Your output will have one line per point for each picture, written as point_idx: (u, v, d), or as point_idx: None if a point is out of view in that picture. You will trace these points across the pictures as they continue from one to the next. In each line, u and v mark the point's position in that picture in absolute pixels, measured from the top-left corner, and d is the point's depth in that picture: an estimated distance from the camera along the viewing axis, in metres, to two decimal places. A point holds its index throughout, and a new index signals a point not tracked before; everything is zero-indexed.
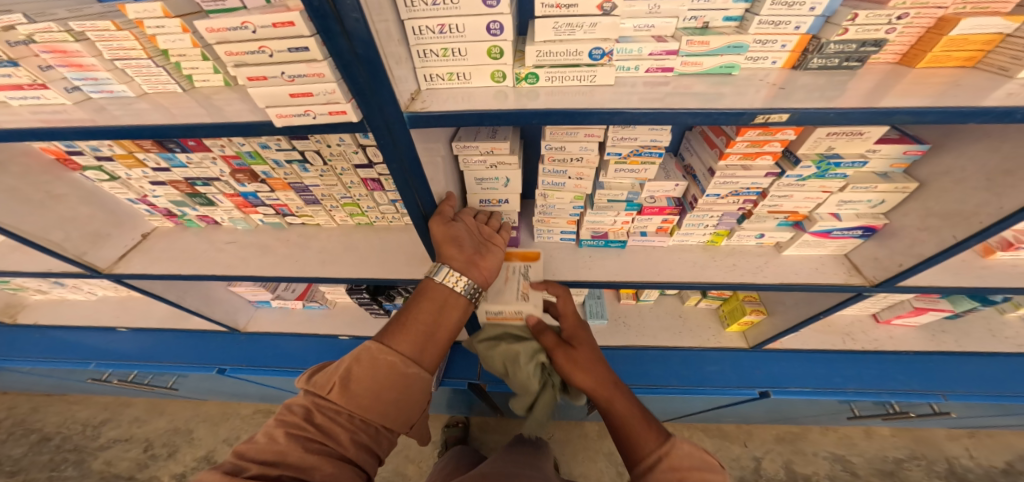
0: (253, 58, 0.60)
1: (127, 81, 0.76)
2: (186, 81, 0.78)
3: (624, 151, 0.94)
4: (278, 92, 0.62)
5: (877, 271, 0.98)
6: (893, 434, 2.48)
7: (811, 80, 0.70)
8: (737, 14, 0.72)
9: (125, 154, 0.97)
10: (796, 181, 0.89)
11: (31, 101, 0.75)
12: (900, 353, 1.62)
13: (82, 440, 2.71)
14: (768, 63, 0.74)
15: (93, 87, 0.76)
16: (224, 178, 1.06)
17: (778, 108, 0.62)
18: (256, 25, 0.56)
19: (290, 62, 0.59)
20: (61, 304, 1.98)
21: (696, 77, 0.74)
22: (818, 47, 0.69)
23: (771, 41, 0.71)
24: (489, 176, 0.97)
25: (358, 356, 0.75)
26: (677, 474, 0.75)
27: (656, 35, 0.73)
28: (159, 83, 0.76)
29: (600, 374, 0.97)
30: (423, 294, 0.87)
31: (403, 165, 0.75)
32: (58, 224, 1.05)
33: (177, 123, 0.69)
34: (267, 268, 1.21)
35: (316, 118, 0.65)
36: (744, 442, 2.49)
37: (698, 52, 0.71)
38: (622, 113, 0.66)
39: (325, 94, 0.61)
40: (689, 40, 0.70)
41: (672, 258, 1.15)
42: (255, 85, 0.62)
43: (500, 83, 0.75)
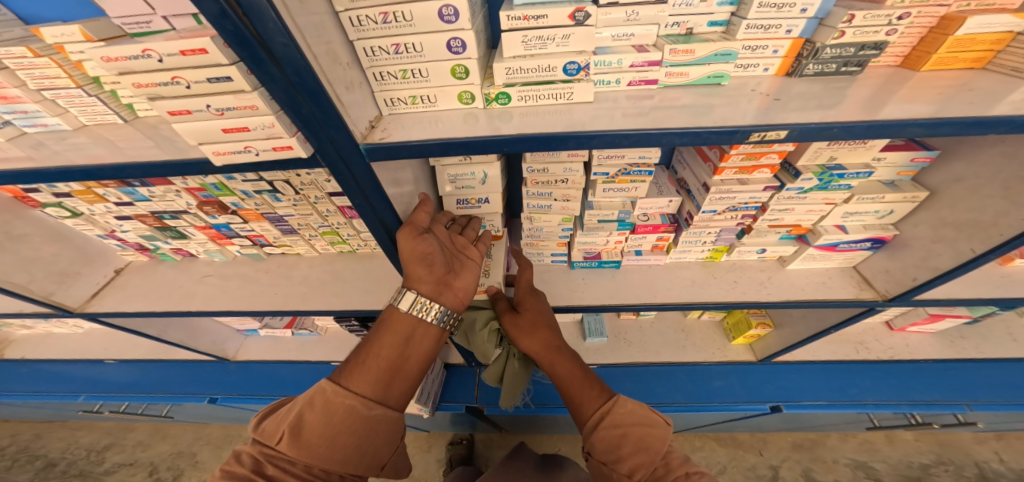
0: (168, 90, 0.54)
1: (61, 113, 0.72)
2: (127, 110, 0.74)
3: (611, 171, 0.87)
4: (210, 127, 0.57)
5: (890, 285, 0.90)
6: (916, 438, 2.36)
7: (807, 88, 0.63)
8: (723, 19, 0.66)
9: (83, 190, 0.92)
10: (798, 193, 0.81)
11: None
12: (920, 363, 1.52)
13: (86, 465, 2.68)
14: (760, 70, 0.68)
15: (24, 121, 0.71)
16: (192, 211, 1.01)
17: (774, 125, 0.56)
18: (160, 53, 0.50)
19: (213, 94, 0.54)
20: (49, 337, 1.94)
21: (683, 88, 0.68)
22: (812, 52, 0.62)
23: (762, 47, 0.64)
24: (464, 171, 0.90)
25: (312, 399, 0.70)
26: (619, 431, 0.78)
27: (637, 44, 0.66)
28: (96, 114, 0.72)
29: (549, 338, 0.94)
30: (387, 324, 0.80)
31: (368, 199, 0.70)
32: (21, 265, 1.01)
33: (115, 163, 0.64)
34: (244, 301, 1.16)
35: (259, 155, 0.60)
36: (759, 451, 2.38)
37: (683, 62, 0.65)
38: (600, 136, 0.60)
39: (264, 129, 0.56)
40: (673, 50, 0.63)
41: (670, 277, 1.09)
42: (179, 121, 0.56)
43: (469, 105, 0.69)
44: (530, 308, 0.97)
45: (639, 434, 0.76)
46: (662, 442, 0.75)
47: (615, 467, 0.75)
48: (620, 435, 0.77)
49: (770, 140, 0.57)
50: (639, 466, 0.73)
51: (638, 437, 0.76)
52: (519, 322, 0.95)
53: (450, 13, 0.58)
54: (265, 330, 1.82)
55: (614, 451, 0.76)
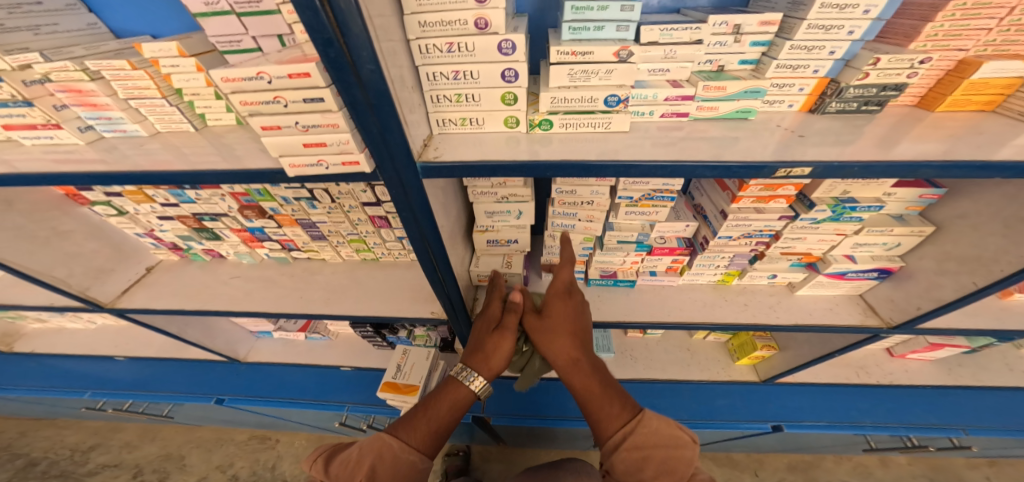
0: (268, 108, 0.61)
1: (141, 120, 0.80)
2: (199, 119, 0.83)
3: (635, 195, 0.93)
4: (292, 141, 0.64)
5: (894, 314, 0.95)
6: (909, 462, 2.40)
7: (828, 124, 0.70)
8: (753, 57, 0.72)
9: (134, 190, 0.98)
10: (811, 224, 0.86)
11: (44, 140, 0.79)
12: (918, 388, 1.57)
13: (69, 466, 2.63)
14: (784, 106, 0.74)
15: (107, 126, 0.80)
16: (232, 214, 1.07)
17: (799, 162, 0.61)
18: (271, 76, 0.58)
19: (304, 113, 0.60)
20: (58, 331, 1.98)
21: (712, 121, 0.74)
22: (836, 91, 0.69)
23: (788, 85, 0.71)
24: (501, 208, 1.02)
25: (382, 452, 0.83)
26: (642, 453, 0.83)
27: (671, 79, 0.72)
28: (171, 122, 0.81)
29: (572, 350, 0.93)
30: (443, 388, 0.94)
31: (414, 213, 0.77)
32: (62, 260, 1.07)
33: (185, 170, 0.71)
34: (270, 303, 1.20)
35: (328, 169, 0.66)
36: (755, 472, 2.40)
37: (715, 96, 0.71)
38: (638, 166, 0.66)
39: (339, 145, 0.63)
40: (705, 86, 0.70)
41: (683, 297, 1.14)
42: (268, 135, 0.64)
43: (513, 129, 0.76)
44: (556, 315, 0.96)
45: (663, 455, 0.82)
46: (685, 465, 0.82)
47: None
48: (641, 457, 0.82)
49: (794, 175, 0.63)
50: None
51: (661, 459, 0.82)
52: (542, 329, 0.95)
53: (508, 46, 0.65)
54: (278, 333, 1.87)
55: (635, 474, 0.81)
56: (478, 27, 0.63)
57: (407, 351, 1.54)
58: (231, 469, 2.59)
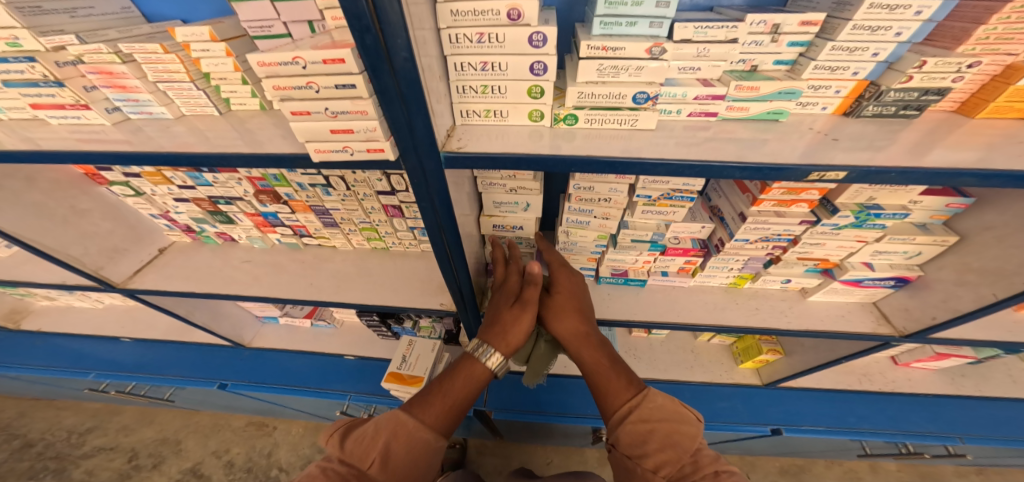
0: (300, 93, 0.65)
1: (167, 103, 0.91)
2: (223, 104, 0.93)
3: (653, 194, 0.92)
4: (320, 127, 0.68)
5: (908, 323, 0.95)
6: (898, 468, 2.43)
7: (862, 128, 0.69)
8: (789, 58, 0.71)
9: (154, 172, 1.19)
10: (831, 229, 0.84)
11: (72, 120, 0.90)
12: (922, 397, 1.57)
13: (65, 448, 2.62)
14: (818, 109, 0.73)
15: (133, 108, 0.91)
16: (246, 198, 1.26)
17: (835, 166, 0.60)
18: (307, 61, 0.62)
19: (335, 99, 0.65)
20: (66, 311, 2.10)
21: (741, 121, 0.73)
22: (875, 94, 0.68)
23: (825, 87, 0.70)
24: (509, 199, 1.01)
25: (394, 430, 0.81)
26: (647, 426, 0.79)
27: (702, 78, 0.72)
28: (197, 105, 0.91)
29: (578, 327, 0.95)
30: (457, 370, 0.91)
31: (434, 204, 0.78)
32: (78, 239, 1.28)
33: (215, 152, 0.77)
34: (281, 290, 1.34)
35: (353, 155, 0.70)
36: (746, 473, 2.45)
37: (746, 97, 0.70)
38: (667, 164, 0.65)
39: (366, 132, 0.67)
40: (738, 86, 0.69)
41: (693, 299, 1.14)
42: (296, 120, 0.68)
43: (537, 122, 0.75)
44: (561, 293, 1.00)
45: (666, 428, 0.78)
46: (692, 439, 0.77)
47: (641, 462, 0.77)
48: (648, 430, 0.79)
49: (827, 180, 0.62)
50: (666, 461, 0.75)
51: (665, 433, 0.78)
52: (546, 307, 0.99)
53: (540, 39, 0.64)
54: (284, 318, 1.94)
55: (640, 446, 0.78)
56: (511, 18, 0.63)
57: (412, 342, 1.54)
58: (227, 454, 2.59)
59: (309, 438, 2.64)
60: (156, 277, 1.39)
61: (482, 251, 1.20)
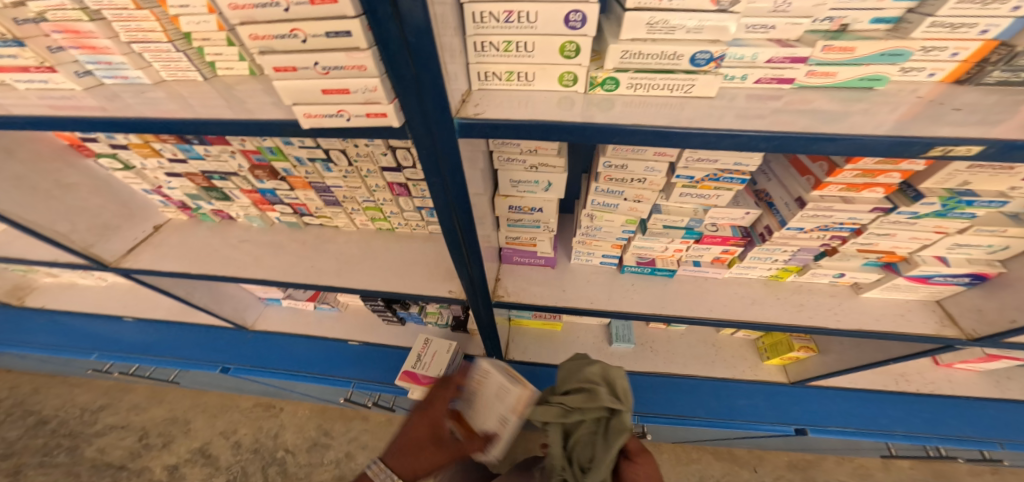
0: (283, 44, 0.55)
1: (144, 67, 0.79)
2: (207, 69, 0.81)
3: (696, 175, 0.79)
4: (310, 87, 0.57)
5: (979, 325, 0.84)
6: (912, 466, 2.36)
7: (978, 98, 0.56)
8: (892, 15, 0.59)
9: (141, 144, 1.12)
10: (908, 218, 0.73)
11: (38, 84, 0.79)
12: (962, 400, 1.47)
13: (77, 425, 2.63)
14: (924, 75, 0.60)
15: (106, 72, 0.80)
16: (241, 173, 1.20)
17: (968, 138, 0.48)
18: (288, 3, 0.50)
19: (325, 52, 0.54)
20: (66, 290, 2.03)
21: (822, 90, 0.61)
22: (1009, 57, 0.55)
23: (939, 49, 0.57)
24: (528, 178, 0.90)
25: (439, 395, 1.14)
26: None
27: (776, 39, 0.60)
28: (178, 70, 0.80)
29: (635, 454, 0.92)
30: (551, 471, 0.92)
31: (443, 178, 0.69)
32: (66, 215, 1.20)
33: (196, 118, 0.67)
34: (280, 273, 1.27)
35: (350, 120, 0.60)
36: (753, 467, 2.40)
37: (835, 60, 0.58)
38: (738, 135, 0.53)
39: (365, 92, 0.56)
40: (826, 46, 0.57)
41: (726, 292, 1.03)
42: (280, 78, 0.57)
43: (568, 88, 0.63)
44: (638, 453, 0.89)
45: None
46: None
47: None
48: None
49: (954, 155, 0.49)
50: None
51: None
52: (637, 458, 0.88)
53: None
54: (288, 301, 1.88)
55: None
56: None
57: (429, 340, 1.55)
58: (234, 435, 2.58)
59: (315, 421, 2.62)
60: (152, 257, 1.31)
61: (495, 235, 1.10)
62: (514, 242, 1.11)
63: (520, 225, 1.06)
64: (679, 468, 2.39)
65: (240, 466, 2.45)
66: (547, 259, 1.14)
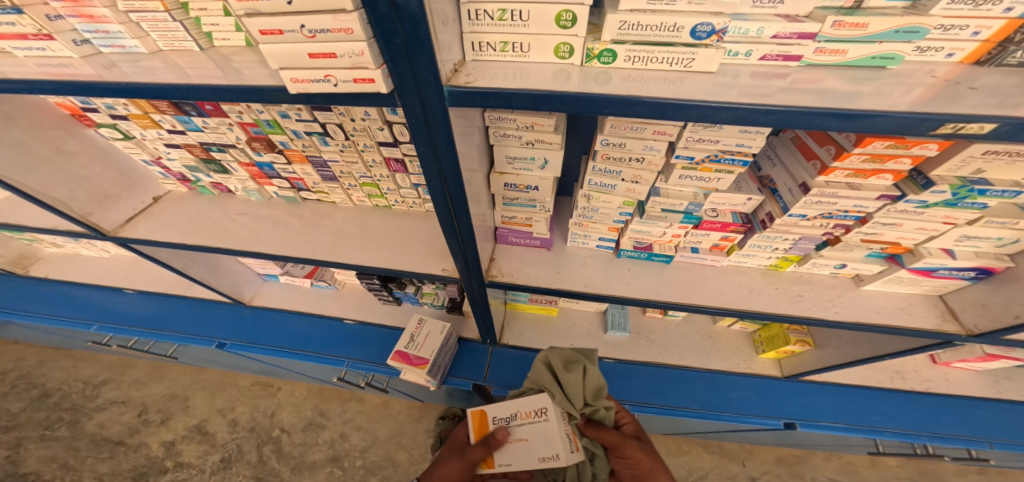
0: (268, 5, 0.52)
1: (141, 36, 0.76)
2: (205, 39, 0.78)
3: (696, 155, 0.76)
4: (296, 51, 0.54)
5: (980, 321, 0.82)
6: (898, 464, 2.38)
7: (1000, 80, 0.52)
8: None
9: (140, 114, 1.10)
10: (916, 207, 0.70)
11: (37, 52, 0.78)
12: (956, 399, 1.46)
13: (79, 400, 2.66)
14: (941, 56, 0.56)
15: (104, 41, 0.78)
16: (240, 145, 1.17)
17: (983, 115, 0.45)
18: None
19: (313, 13, 0.51)
20: (71, 260, 2.07)
21: (832, 69, 0.57)
22: None
23: (958, 27, 0.53)
24: (525, 154, 0.87)
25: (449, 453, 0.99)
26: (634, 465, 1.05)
27: (783, 14, 0.56)
28: (175, 40, 0.77)
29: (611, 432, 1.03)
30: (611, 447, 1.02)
31: (434, 148, 0.67)
32: (64, 183, 1.18)
33: (187, 83, 0.65)
34: (275, 248, 1.25)
35: (337, 86, 0.57)
36: (742, 461, 2.41)
37: (847, 37, 0.54)
38: (740, 110, 0.50)
39: (351, 57, 0.53)
40: (837, 22, 0.53)
41: (725, 281, 1.01)
42: (267, 42, 0.55)
43: (564, 60, 0.60)
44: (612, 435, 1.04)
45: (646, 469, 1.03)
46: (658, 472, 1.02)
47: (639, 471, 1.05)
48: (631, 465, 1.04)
49: (967, 134, 0.46)
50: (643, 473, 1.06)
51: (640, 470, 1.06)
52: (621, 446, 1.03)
53: None
54: (285, 277, 1.88)
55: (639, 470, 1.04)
56: None
57: (422, 320, 1.55)
58: (231, 413, 2.61)
59: (311, 401, 2.65)
60: (149, 229, 1.29)
61: (490, 215, 1.07)
62: (509, 222, 1.09)
63: (515, 204, 1.04)
64: (668, 459, 2.42)
65: (236, 444, 2.49)
66: (542, 240, 1.12)
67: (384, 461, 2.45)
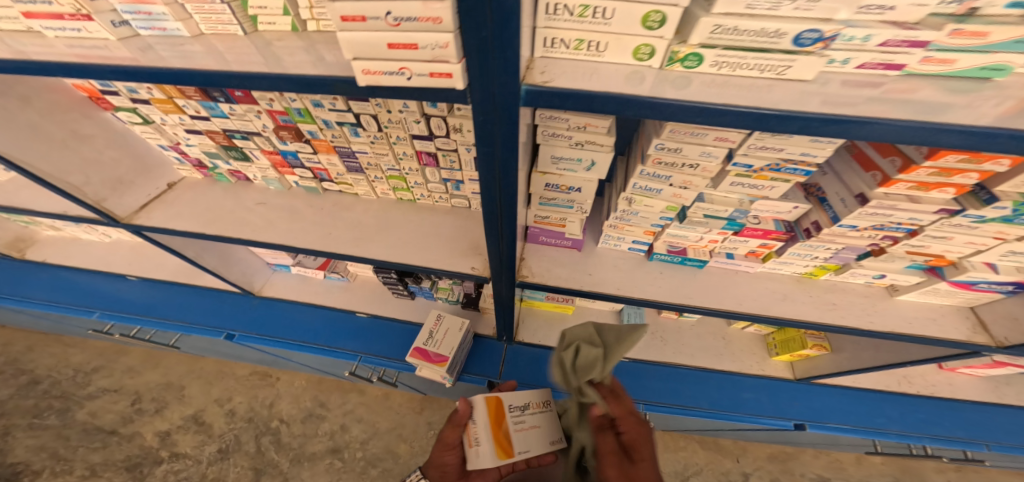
0: None
1: (184, 18, 0.72)
2: (249, 22, 0.74)
3: (756, 164, 0.76)
4: (375, 40, 0.52)
5: (1012, 334, 0.84)
6: (882, 461, 2.46)
7: None
8: None
9: (163, 99, 1.06)
10: (972, 222, 0.71)
11: (71, 33, 0.73)
12: (957, 403, 1.51)
13: (70, 387, 2.59)
14: None
15: (144, 22, 0.73)
16: (265, 133, 1.14)
17: None
18: None
19: (400, 1, 0.48)
20: (69, 244, 2.00)
21: (936, 78, 0.56)
22: None
23: None
24: (572, 155, 0.86)
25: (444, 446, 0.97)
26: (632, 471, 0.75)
27: (893, 20, 0.53)
28: (219, 23, 0.73)
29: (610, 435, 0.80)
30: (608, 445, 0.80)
31: (495, 148, 0.65)
32: (80, 168, 1.14)
33: (237, 72, 0.61)
34: (296, 242, 1.22)
35: (411, 79, 0.55)
36: (736, 457, 2.47)
37: (963, 45, 0.52)
38: (830, 123, 0.50)
39: (433, 49, 0.51)
40: (955, 30, 0.51)
41: (758, 288, 1.02)
42: (345, 28, 0.52)
43: (641, 61, 0.59)
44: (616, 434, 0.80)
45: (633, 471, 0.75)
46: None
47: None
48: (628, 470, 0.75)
49: None
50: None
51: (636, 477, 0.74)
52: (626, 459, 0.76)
53: None
54: (297, 268, 1.84)
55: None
56: None
57: (440, 316, 1.54)
58: (229, 403, 2.57)
59: (312, 392, 2.63)
60: (163, 216, 1.25)
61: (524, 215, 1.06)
62: (542, 221, 1.08)
63: (552, 205, 1.03)
64: (666, 454, 2.47)
65: (233, 435, 2.45)
66: (575, 241, 1.11)
67: (386, 453, 2.45)
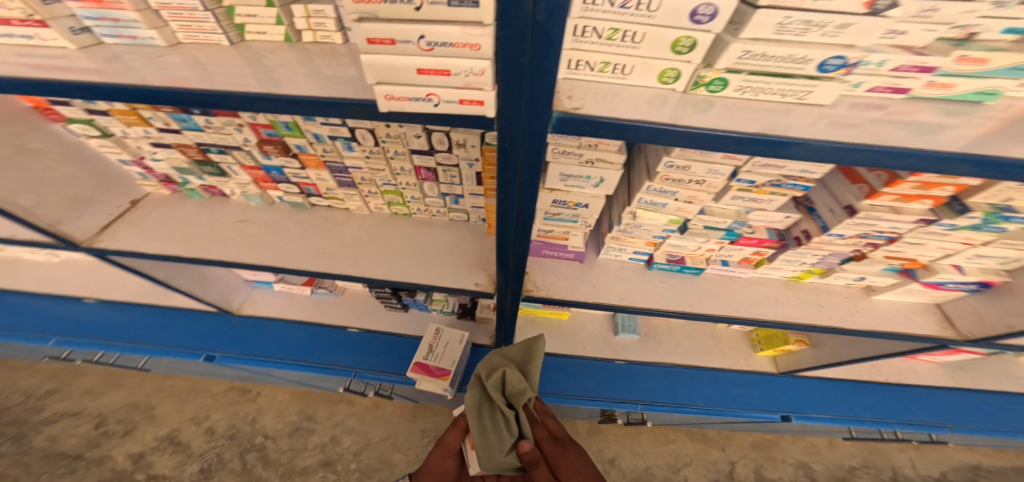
0: (391, 10, 0.49)
1: (159, 26, 0.69)
2: (235, 31, 0.73)
3: (758, 180, 0.81)
4: (403, 65, 0.53)
5: (976, 328, 0.94)
6: (852, 444, 2.60)
7: None
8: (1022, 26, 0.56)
9: (126, 111, 1.01)
10: (944, 229, 0.79)
11: (19, 39, 0.69)
12: (921, 388, 1.64)
13: (23, 413, 2.40)
14: None
15: (109, 29, 0.69)
16: (246, 147, 1.10)
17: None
18: None
19: (437, 26, 0.49)
20: (15, 265, 1.85)
21: (938, 100, 0.62)
22: None
23: None
24: (581, 172, 0.89)
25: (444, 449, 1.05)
26: None
27: (902, 45, 0.57)
28: (200, 31, 0.71)
29: None
30: None
31: (518, 173, 0.67)
32: (30, 187, 1.06)
33: (230, 92, 0.59)
34: (290, 260, 1.19)
35: (437, 106, 0.57)
36: (722, 446, 2.57)
37: (963, 71, 0.58)
38: (822, 148, 0.54)
39: (467, 75, 0.52)
40: (962, 56, 0.56)
41: (751, 292, 1.08)
42: (371, 51, 0.52)
43: (666, 84, 0.62)
44: None
45: None
46: None
47: None
48: None
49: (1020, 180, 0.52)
50: None
51: None
52: None
53: None
54: (280, 284, 1.78)
55: None
56: None
57: (440, 329, 1.53)
58: (207, 421, 2.44)
59: (296, 405, 2.54)
60: (134, 238, 1.19)
61: None
62: (547, 235, 1.10)
63: (557, 218, 1.06)
64: (657, 448, 2.54)
65: (215, 453, 2.33)
66: (576, 253, 1.14)
67: (378, 462, 2.39)
